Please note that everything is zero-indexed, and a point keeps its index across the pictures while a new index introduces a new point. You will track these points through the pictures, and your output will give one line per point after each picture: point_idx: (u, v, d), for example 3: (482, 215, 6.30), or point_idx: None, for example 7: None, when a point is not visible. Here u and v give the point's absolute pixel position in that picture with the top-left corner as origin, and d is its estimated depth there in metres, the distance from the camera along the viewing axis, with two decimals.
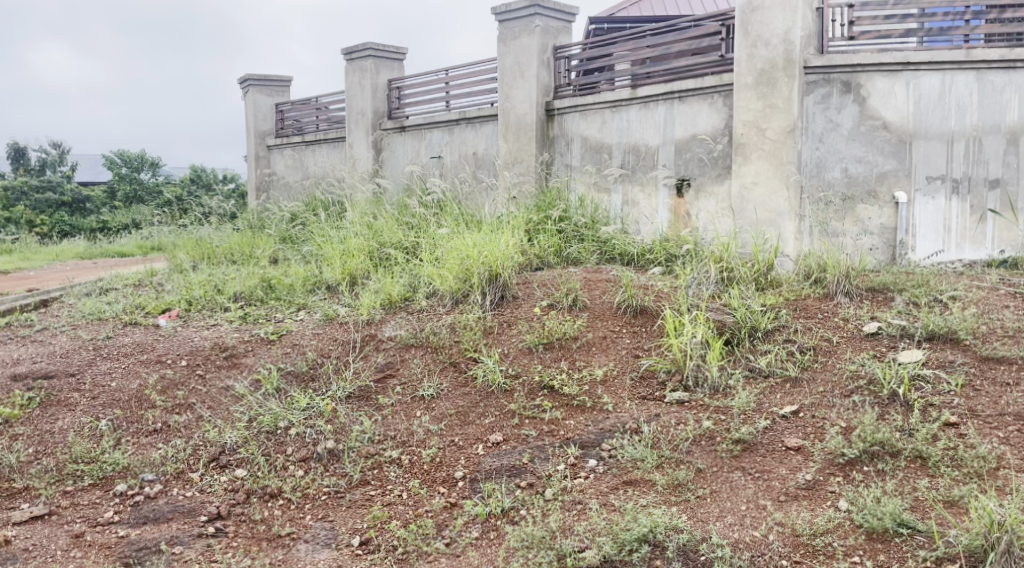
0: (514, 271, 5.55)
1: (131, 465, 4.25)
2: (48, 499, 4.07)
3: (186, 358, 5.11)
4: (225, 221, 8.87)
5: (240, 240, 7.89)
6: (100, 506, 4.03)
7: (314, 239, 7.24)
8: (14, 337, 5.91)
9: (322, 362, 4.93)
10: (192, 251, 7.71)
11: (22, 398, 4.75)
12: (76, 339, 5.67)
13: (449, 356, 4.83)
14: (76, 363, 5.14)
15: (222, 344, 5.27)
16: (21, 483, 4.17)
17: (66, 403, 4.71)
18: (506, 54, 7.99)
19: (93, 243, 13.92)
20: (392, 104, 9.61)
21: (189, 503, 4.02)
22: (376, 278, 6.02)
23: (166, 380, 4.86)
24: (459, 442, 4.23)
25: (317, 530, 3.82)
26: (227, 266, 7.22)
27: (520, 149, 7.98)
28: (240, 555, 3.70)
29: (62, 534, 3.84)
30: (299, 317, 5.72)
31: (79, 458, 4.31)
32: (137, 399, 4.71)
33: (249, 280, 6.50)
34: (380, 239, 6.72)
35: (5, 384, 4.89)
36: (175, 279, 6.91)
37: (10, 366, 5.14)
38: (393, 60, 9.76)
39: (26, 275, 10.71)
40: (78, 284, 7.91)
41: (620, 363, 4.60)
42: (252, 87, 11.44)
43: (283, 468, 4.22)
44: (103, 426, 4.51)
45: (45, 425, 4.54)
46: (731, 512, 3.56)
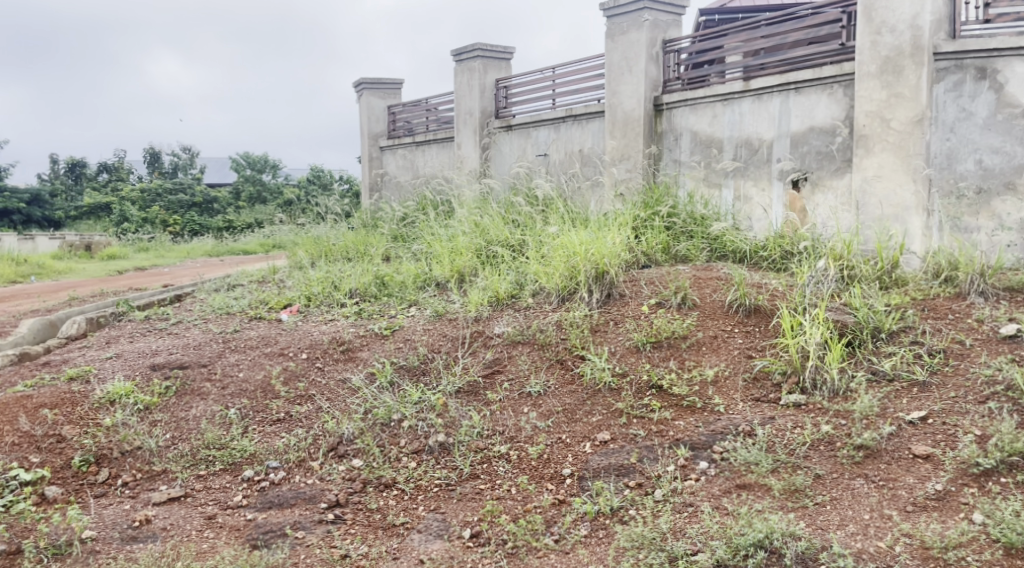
0: (622, 269, 5.54)
1: (258, 452, 4.48)
2: (184, 482, 4.34)
3: (306, 351, 5.35)
4: (340, 220, 9.17)
5: (355, 238, 8.14)
6: (230, 489, 4.27)
7: (424, 238, 7.41)
8: (152, 330, 6.30)
9: (433, 356, 5.05)
10: (310, 248, 8.06)
11: (160, 387, 5.06)
12: (209, 332, 6.01)
13: (556, 354, 4.87)
14: (207, 355, 5.45)
15: (340, 338, 5.47)
16: (160, 466, 4.45)
17: (198, 392, 5.00)
18: (614, 49, 7.97)
19: (221, 242, 14.74)
20: (499, 104, 9.73)
21: (310, 490, 4.20)
22: (484, 275, 6.11)
23: (288, 372, 5.12)
24: (566, 440, 4.27)
25: (430, 522, 3.93)
26: (343, 263, 7.47)
27: (627, 145, 7.93)
28: (358, 543, 3.83)
29: (197, 515, 4.07)
30: (411, 313, 5.86)
31: (211, 444, 4.56)
32: (262, 389, 4.97)
33: (365, 277, 6.71)
34: (488, 238, 6.79)
35: (145, 372, 5.23)
36: (296, 276, 7.20)
37: (149, 357, 5.49)
38: (502, 60, 9.87)
39: (161, 272, 11.35)
40: (208, 279, 8.40)
41: (733, 363, 4.53)
42: (366, 91, 11.78)
43: (397, 459, 4.36)
44: (232, 415, 4.76)
45: (180, 413, 4.83)
46: (853, 521, 3.47)
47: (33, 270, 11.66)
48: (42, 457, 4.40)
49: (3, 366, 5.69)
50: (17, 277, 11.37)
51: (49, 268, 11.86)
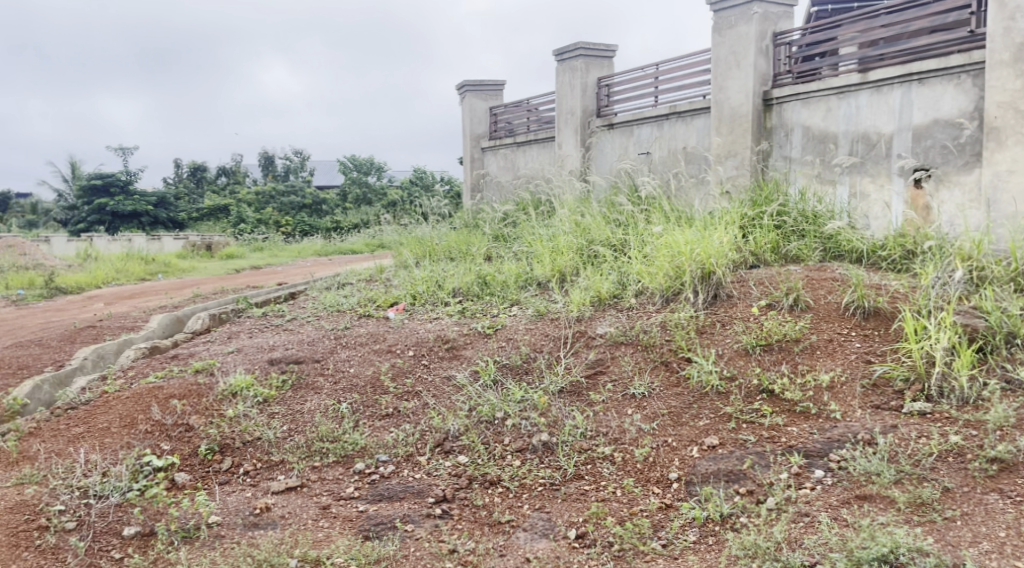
0: (729, 269, 5.41)
1: (368, 446, 4.59)
2: (300, 472, 4.48)
3: (413, 348, 5.46)
4: (443, 221, 9.31)
5: (458, 238, 8.25)
6: (343, 481, 4.38)
7: (525, 237, 7.45)
8: (269, 326, 6.55)
9: (536, 356, 5.06)
10: (414, 248, 8.19)
11: (278, 380, 5.25)
12: (321, 329, 6.20)
13: (660, 355, 4.80)
14: (320, 351, 5.63)
15: (444, 336, 5.55)
16: (278, 456, 4.61)
17: (313, 386, 5.17)
18: (721, 44, 7.81)
19: (330, 242, 15.31)
20: (601, 102, 9.66)
21: (419, 484, 4.27)
22: (585, 275, 6.06)
23: (396, 368, 5.24)
24: (673, 443, 4.20)
25: (535, 521, 3.94)
26: (446, 262, 7.59)
27: (734, 141, 7.75)
28: (465, 538, 3.88)
29: (312, 505, 4.19)
30: (513, 312, 5.89)
31: (324, 436, 4.69)
32: (372, 385, 5.09)
33: (467, 276, 6.77)
34: (589, 237, 6.75)
35: (264, 366, 5.43)
36: (402, 276, 7.33)
37: (267, 352, 5.70)
38: (604, 58, 9.80)
39: (273, 271, 11.77)
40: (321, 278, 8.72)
41: (850, 368, 4.36)
42: (468, 93, 11.93)
43: (501, 457, 4.38)
44: (344, 409, 4.89)
45: (296, 406, 4.99)
46: (987, 538, 3.29)
47: (159, 268, 12.37)
48: (172, 444, 4.63)
49: (137, 358, 6.04)
50: (145, 275, 12.08)
51: (175, 266, 12.60)
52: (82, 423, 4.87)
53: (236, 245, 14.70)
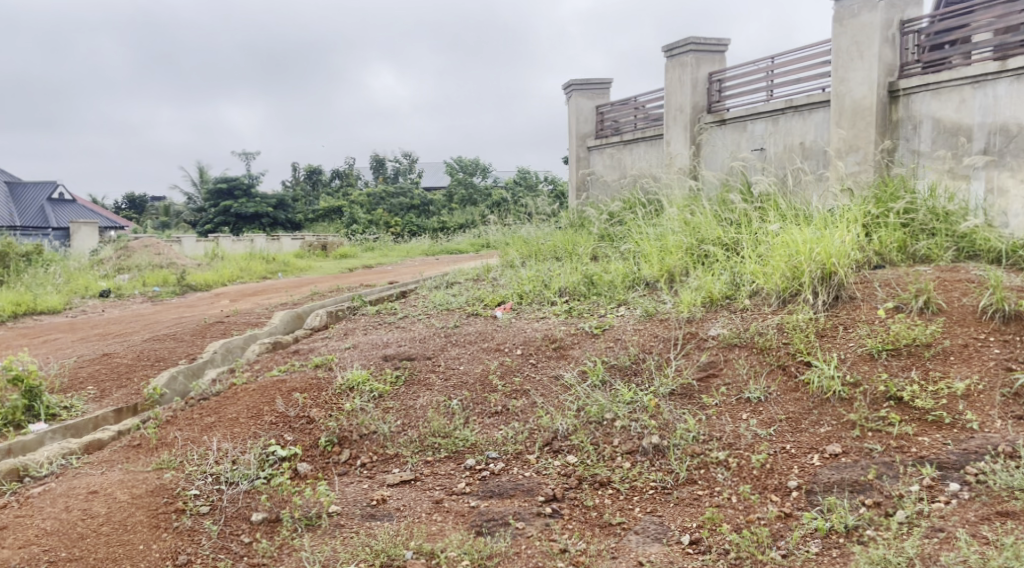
0: (852, 270, 5.17)
1: (479, 443, 4.61)
2: (414, 466, 4.54)
3: (521, 347, 5.46)
4: (550, 220, 9.28)
5: (563, 237, 8.19)
6: (454, 476, 4.41)
7: (632, 237, 7.34)
8: (382, 323, 6.68)
9: (645, 357, 4.96)
10: (521, 248, 8.17)
11: (392, 375, 5.34)
12: (431, 327, 6.28)
13: (777, 359, 4.62)
14: (431, 348, 5.70)
15: (552, 336, 5.52)
16: (393, 449, 4.68)
17: (424, 383, 5.23)
18: (842, 34, 7.50)
19: (437, 242, 15.60)
20: (712, 98, 9.43)
21: (528, 482, 4.25)
22: (696, 275, 5.90)
23: (505, 367, 5.23)
24: (791, 450, 4.04)
25: (647, 524, 3.86)
26: (552, 262, 7.54)
27: (857, 135, 7.41)
28: (576, 538, 3.83)
29: (425, 499, 4.23)
30: (620, 313, 5.80)
31: (436, 432, 4.74)
32: (482, 382, 5.11)
33: (574, 276, 6.71)
34: (699, 235, 6.58)
35: (378, 362, 5.53)
36: (509, 275, 7.34)
37: (381, 348, 5.81)
38: (717, 53, 9.51)
39: (384, 270, 12.05)
40: (431, 278, 8.85)
41: (988, 376, 4.09)
42: (574, 92, 11.85)
43: (611, 458, 4.31)
44: (455, 405, 4.93)
45: (409, 401, 5.06)
46: None
47: (279, 267, 12.87)
48: (295, 435, 4.77)
49: (261, 353, 6.28)
50: (266, 273, 12.59)
51: (293, 265, 13.09)
52: (213, 412, 5.09)
53: (349, 245, 15.21)
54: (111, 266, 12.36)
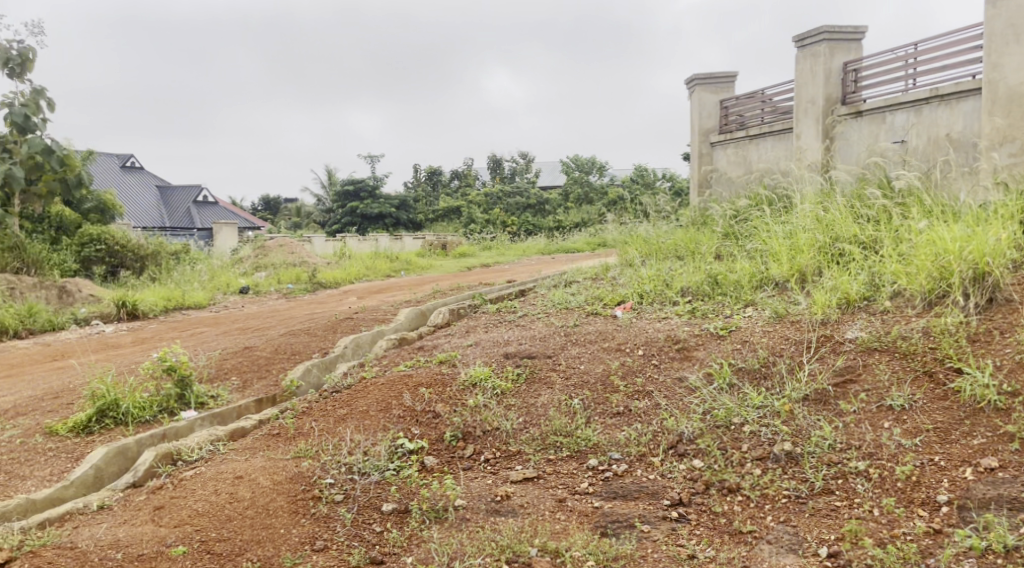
0: (1009, 270, 4.86)
1: (601, 443, 4.58)
2: (537, 464, 4.55)
3: (643, 347, 5.38)
4: (671, 217, 9.10)
5: (685, 236, 8.02)
6: (576, 476, 4.39)
7: (758, 235, 7.11)
8: (502, 322, 6.74)
9: (775, 360, 4.80)
10: (641, 247, 8.05)
11: (513, 373, 5.38)
12: (551, 325, 6.28)
13: (923, 364, 4.39)
14: (551, 347, 5.70)
15: (675, 337, 5.42)
16: (515, 447, 4.71)
17: (546, 381, 5.24)
18: (994, 16, 7.02)
19: (553, 241, 15.66)
20: (847, 89, 9.01)
21: (653, 485, 4.19)
22: (830, 275, 5.66)
23: (627, 367, 5.18)
24: (941, 463, 3.83)
25: (781, 534, 3.74)
26: (673, 261, 7.40)
27: (1012, 125, 6.91)
28: (705, 545, 3.76)
29: (548, 497, 4.24)
30: (748, 314, 5.63)
31: (558, 430, 4.74)
32: (603, 382, 5.08)
33: (697, 275, 6.55)
34: (833, 233, 6.32)
35: (499, 360, 5.57)
36: (629, 274, 7.25)
37: (502, 346, 5.86)
38: (852, 42, 9.12)
39: (501, 268, 12.18)
40: (548, 276, 8.85)
41: None
42: (698, 86, 11.61)
43: (740, 464, 4.19)
44: (576, 405, 4.91)
45: (530, 399, 5.07)
46: None
47: (402, 266, 13.23)
48: (421, 430, 4.87)
49: (388, 348, 6.45)
50: (390, 272, 12.95)
51: (415, 264, 13.41)
52: (344, 405, 5.26)
53: (468, 245, 15.56)
54: (248, 265, 12.97)
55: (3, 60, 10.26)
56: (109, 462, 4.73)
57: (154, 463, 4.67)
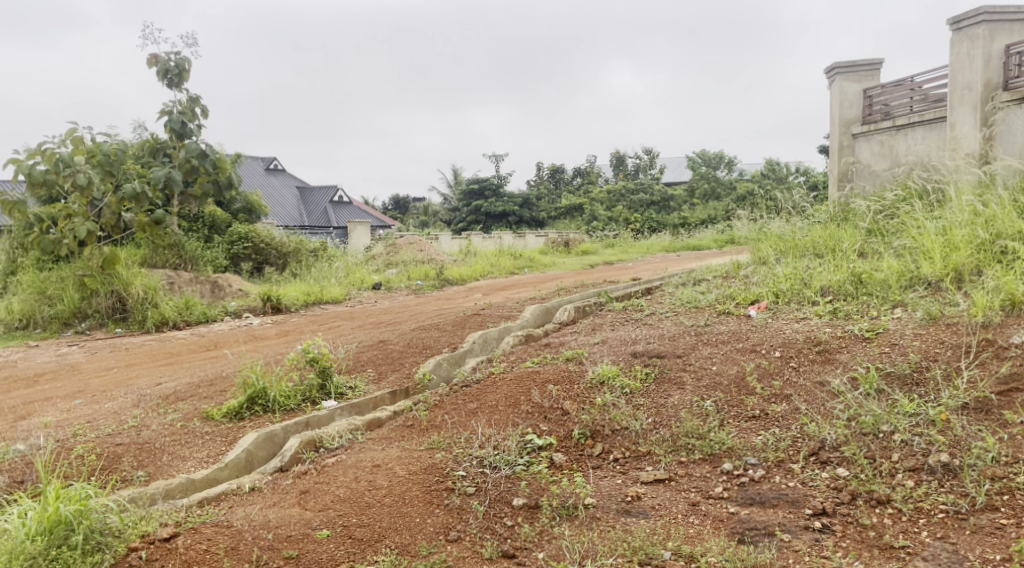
0: None
1: (735, 447, 4.48)
2: (668, 466, 4.50)
3: (781, 348, 5.21)
4: (805, 214, 8.77)
5: (824, 232, 7.71)
6: (710, 480, 4.32)
7: (907, 232, 6.76)
8: (629, 320, 6.68)
9: (929, 365, 4.56)
10: (776, 244, 7.80)
11: (641, 372, 5.32)
12: (682, 324, 6.18)
13: None
14: (681, 347, 5.62)
15: (815, 338, 5.23)
16: (645, 447, 4.67)
17: (676, 382, 5.16)
18: None
19: (678, 238, 15.46)
20: (1010, 73, 8.31)
21: (793, 493, 4.07)
22: (992, 275, 5.32)
23: (763, 369, 5.04)
24: None
25: (938, 551, 3.58)
26: (811, 259, 7.13)
27: None
28: (852, 558, 3.64)
29: (681, 500, 4.20)
30: (896, 315, 5.37)
31: (690, 432, 4.67)
32: (737, 384, 4.96)
33: (839, 273, 6.29)
34: (994, 228, 5.92)
35: (627, 358, 5.53)
36: (763, 272, 7.04)
37: (631, 345, 5.81)
38: (1016, 22, 8.39)
39: (625, 266, 12.10)
40: (674, 274, 8.70)
41: None
42: (839, 76, 10.75)
43: (890, 475, 4.02)
44: (708, 406, 4.83)
45: (660, 399, 5.02)
46: None
47: (526, 263, 13.35)
48: (549, 426, 4.88)
49: (515, 344, 6.51)
50: (514, 269, 13.09)
51: (538, 261, 13.50)
52: (474, 399, 5.35)
53: (589, 241, 15.68)
54: (380, 262, 13.39)
55: (163, 72, 11.01)
56: (259, 446, 4.99)
57: (299, 449, 4.90)
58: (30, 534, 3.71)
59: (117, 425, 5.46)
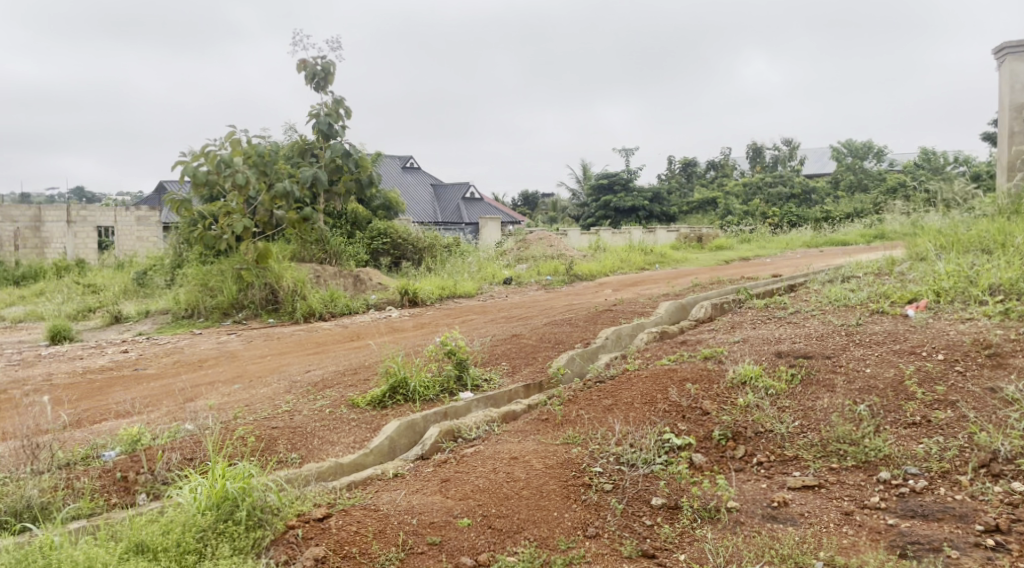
0: None
1: (894, 455, 4.24)
2: (817, 472, 4.29)
3: (944, 351, 4.91)
4: (966, 207, 8.19)
5: (990, 226, 7.18)
6: (865, 489, 4.10)
7: None
8: (772, 318, 6.42)
9: None
10: (935, 238, 7.32)
11: (786, 373, 5.09)
12: (831, 323, 5.89)
13: None
14: (831, 347, 5.35)
15: (984, 341, 4.92)
16: (792, 451, 4.47)
17: (826, 384, 4.92)
18: None
19: (820, 232, 14.84)
20: None
21: (961, 507, 3.86)
22: None
23: (924, 373, 4.76)
24: None
25: None
26: (976, 256, 6.65)
27: None
28: None
29: (833, 509, 3.99)
30: None
31: (842, 438, 4.44)
32: (894, 389, 4.69)
33: (1011, 272, 5.84)
34: None
35: (771, 358, 5.32)
36: (921, 270, 6.62)
37: (776, 344, 5.58)
38: None
39: (763, 262, 11.70)
40: (820, 270, 8.31)
41: None
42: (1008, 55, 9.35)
43: None
44: (862, 411, 4.57)
45: (807, 402, 4.80)
46: None
47: (657, 259, 13.13)
48: (688, 426, 4.75)
49: (650, 341, 6.40)
50: (645, 265, 12.86)
51: (670, 257, 13.24)
52: (609, 396, 5.26)
53: (724, 236, 15.24)
54: (510, 257, 13.47)
55: (310, 75, 11.47)
56: (401, 434, 5.10)
57: (438, 438, 4.96)
58: (201, 508, 3.94)
59: (272, 409, 5.72)
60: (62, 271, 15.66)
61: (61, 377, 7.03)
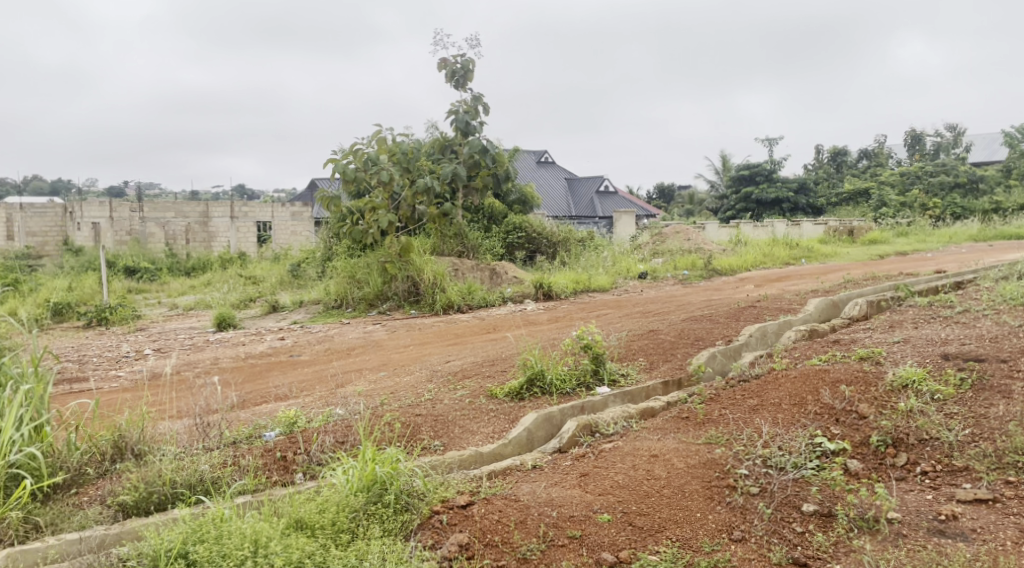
0: None
1: None
2: (991, 485, 3.97)
3: None
4: None
5: None
6: None
7: None
8: (938, 317, 6.00)
9: None
10: None
11: (955, 377, 4.73)
12: (1005, 324, 5.43)
13: None
14: (1007, 350, 4.94)
15: None
16: (962, 461, 4.15)
17: (1001, 390, 4.55)
18: None
19: (988, 225, 13.81)
20: None
21: None
22: None
23: None
24: None
25: None
26: None
27: None
28: None
29: (1011, 526, 3.68)
30: None
31: (1021, 448, 4.09)
32: None
33: None
34: None
35: (937, 361, 4.96)
36: None
37: (941, 345, 5.20)
38: None
39: (924, 257, 11.00)
40: (991, 266, 7.71)
41: None
42: None
43: None
44: None
45: (980, 408, 4.46)
46: None
47: (804, 253, 12.58)
48: (842, 430, 4.48)
49: (798, 339, 6.12)
50: (790, 259, 12.35)
51: (818, 251, 12.65)
52: (755, 396, 5.04)
53: (879, 229, 14.43)
54: (647, 250, 13.25)
55: (450, 73, 11.66)
56: (539, 426, 5.08)
57: (576, 432, 4.91)
58: (353, 490, 4.03)
59: (415, 397, 5.83)
60: (226, 263, 16.66)
61: (224, 361, 7.44)
